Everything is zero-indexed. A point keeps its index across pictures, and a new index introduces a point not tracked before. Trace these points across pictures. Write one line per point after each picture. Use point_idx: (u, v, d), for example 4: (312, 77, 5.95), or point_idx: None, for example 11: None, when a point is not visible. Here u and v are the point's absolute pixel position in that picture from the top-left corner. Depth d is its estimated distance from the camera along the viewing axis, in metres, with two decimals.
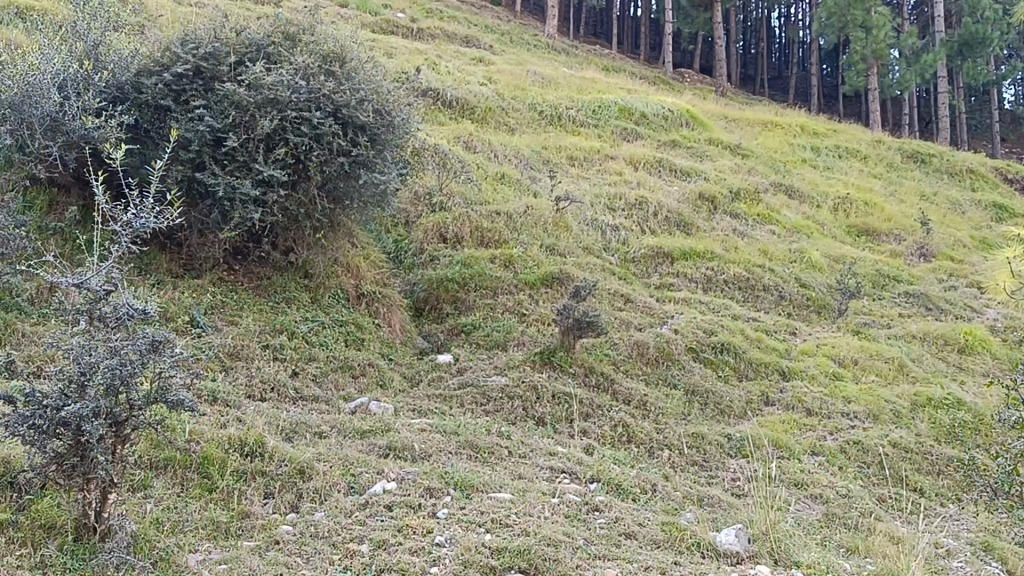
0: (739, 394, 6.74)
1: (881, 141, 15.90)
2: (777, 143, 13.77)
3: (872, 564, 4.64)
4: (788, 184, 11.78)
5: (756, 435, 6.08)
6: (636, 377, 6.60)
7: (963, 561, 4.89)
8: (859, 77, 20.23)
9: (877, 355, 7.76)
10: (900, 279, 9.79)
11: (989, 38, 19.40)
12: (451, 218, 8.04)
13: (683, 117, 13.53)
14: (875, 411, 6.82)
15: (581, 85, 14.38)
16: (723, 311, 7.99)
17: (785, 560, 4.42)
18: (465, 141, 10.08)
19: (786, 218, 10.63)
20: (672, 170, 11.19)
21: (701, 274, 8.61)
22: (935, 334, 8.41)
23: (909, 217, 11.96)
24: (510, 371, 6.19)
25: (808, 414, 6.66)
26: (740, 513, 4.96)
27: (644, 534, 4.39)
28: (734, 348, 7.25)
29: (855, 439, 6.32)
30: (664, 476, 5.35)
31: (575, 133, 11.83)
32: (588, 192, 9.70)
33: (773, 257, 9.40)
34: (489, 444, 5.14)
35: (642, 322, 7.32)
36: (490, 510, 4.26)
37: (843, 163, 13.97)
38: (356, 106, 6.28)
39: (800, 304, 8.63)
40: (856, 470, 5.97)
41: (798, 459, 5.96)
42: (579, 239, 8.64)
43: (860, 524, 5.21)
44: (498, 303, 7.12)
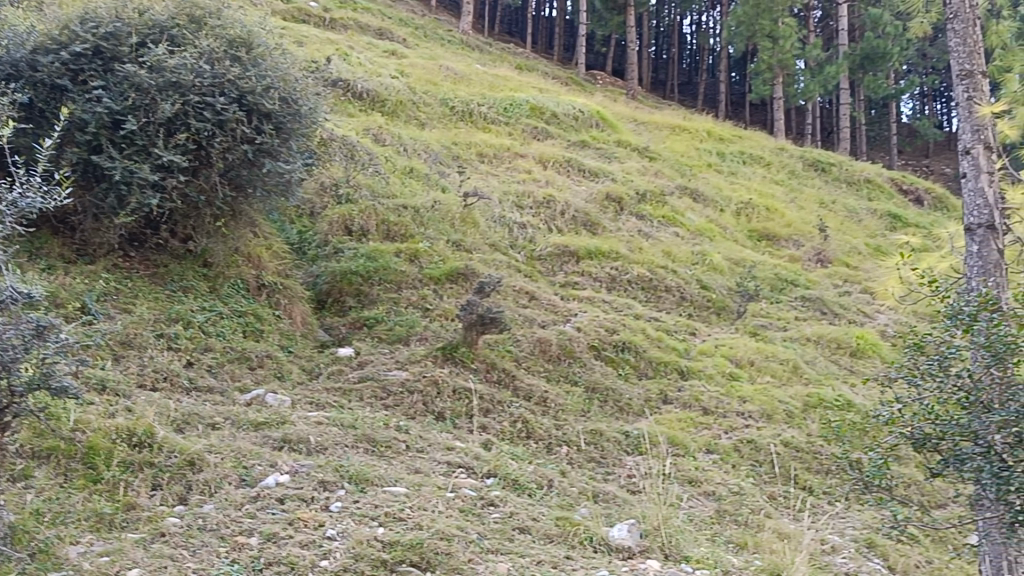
0: (639, 392, 6.81)
1: (785, 148, 16.28)
2: (685, 148, 13.97)
3: (759, 559, 4.73)
4: (694, 188, 11.96)
5: (652, 433, 6.15)
6: (538, 374, 6.62)
7: (847, 557, 5.02)
8: (765, 85, 20.68)
9: (772, 356, 7.94)
10: (798, 283, 10.03)
11: (889, 54, 20.01)
12: (357, 210, 7.94)
13: (593, 118, 13.62)
14: (769, 410, 6.97)
15: (493, 82, 14.36)
16: (626, 310, 8.06)
17: (674, 555, 4.49)
18: (374, 133, 9.98)
19: (689, 221, 10.78)
20: (581, 169, 11.26)
21: (605, 273, 8.67)
22: (828, 337, 8.64)
23: (808, 223, 12.27)
24: (411, 366, 6.13)
25: (703, 412, 6.78)
26: (633, 509, 5.00)
27: (537, 529, 4.39)
28: (635, 347, 7.32)
29: (748, 438, 6.44)
30: (560, 472, 5.37)
31: (485, 130, 11.82)
32: (496, 189, 9.69)
33: (676, 258, 9.53)
34: (386, 439, 5.08)
35: (545, 319, 7.34)
36: (384, 503, 4.22)
37: (747, 169, 14.25)
38: (261, 93, 6.17)
39: (700, 305, 8.77)
40: (748, 468, 6.09)
41: (692, 457, 6.06)
42: (486, 235, 8.61)
43: (750, 521, 5.31)
44: (402, 297, 7.07)
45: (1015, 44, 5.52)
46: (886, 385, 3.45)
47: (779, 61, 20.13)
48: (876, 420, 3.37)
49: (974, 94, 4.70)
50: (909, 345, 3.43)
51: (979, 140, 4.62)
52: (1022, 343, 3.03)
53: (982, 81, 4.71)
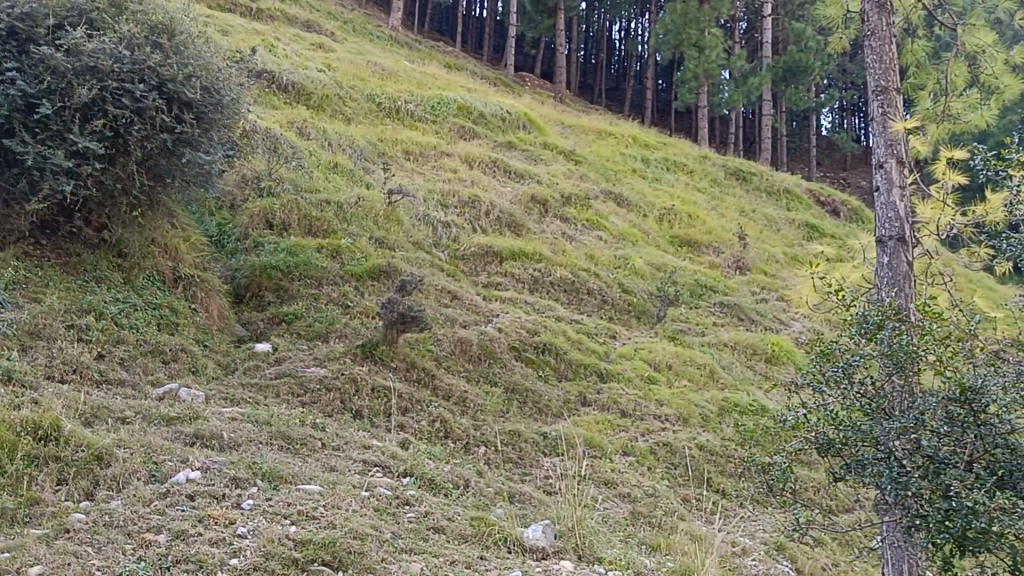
0: (558, 393, 6.85)
1: (707, 156, 16.52)
2: (610, 152, 14.08)
3: (671, 560, 4.79)
4: (617, 193, 12.07)
5: (570, 434, 6.18)
6: (457, 374, 6.60)
7: (757, 559, 5.12)
8: (690, 93, 20.96)
9: (689, 360, 8.05)
10: (716, 289, 10.19)
11: (811, 67, 20.43)
12: (279, 204, 7.83)
13: (520, 119, 13.64)
14: (685, 414, 7.06)
15: (421, 80, 14.30)
16: (547, 311, 8.10)
17: (588, 556, 4.52)
18: (298, 126, 9.86)
19: (612, 225, 10.88)
20: (506, 170, 11.27)
21: (528, 275, 8.70)
22: (744, 343, 8.79)
23: (728, 231, 12.47)
24: (329, 363, 6.07)
25: (621, 415, 6.85)
26: (549, 510, 5.03)
27: (452, 529, 4.38)
28: (556, 348, 7.35)
29: (665, 441, 6.52)
30: (477, 472, 5.36)
31: (412, 128, 11.76)
32: (421, 187, 9.64)
33: (599, 262, 9.60)
34: (302, 436, 5.02)
35: (466, 319, 7.32)
36: (297, 501, 4.16)
37: (670, 175, 14.43)
38: (182, 82, 6.05)
39: (621, 309, 8.86)
40: (663, 470, 6.17)
41: (609, 459, 6.11)
42: (410, 233, 8.55)
43: (663, 523, 5.37)
44: (322, 294, 6.99)
45: (929, 63, 5.67)
46: (792, 391, 3.51)
47: (704, 71, 20.46)
48: (782, 424, 3.40)
49: (889, 110, 4.83)
50: (815, 353, 3.51)
51: (892, 154, 4.75)
52: (923, 353, 3.11)
53: (896, 98, 4.84)
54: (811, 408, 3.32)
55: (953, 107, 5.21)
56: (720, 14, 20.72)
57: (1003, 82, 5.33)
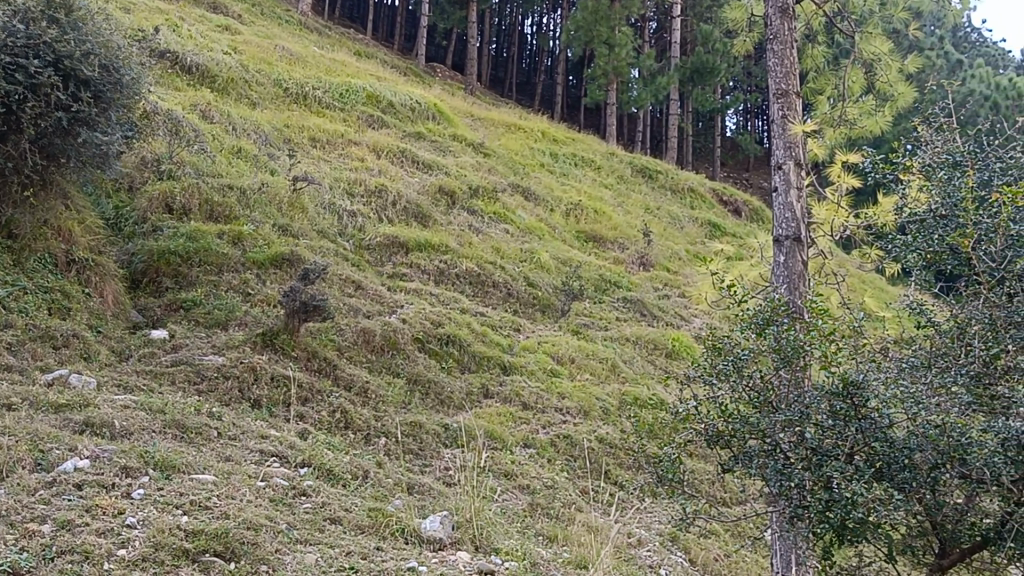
0: (461, 385, 6.84)
1: (615, 153, 16.70)
2: (519, 146, 14.13)
3: (568, 552, 4.84)
4: (526, 186, 12.12)
5: (471, 426, 6.19)
6: (359, 364, 6.53)
7: (651, 550, 5.22)
8: (599, 90, 21.14)
9: (592, 354, 8.14)
10: (620, 285, 10.31)
11: (717, 69, 20.76)
12: (179, 188, 7.64)
13: (430, 110, 13.57)
14: (586, 407, 7.13)
15: (330, 66, 14.13)
16: (452, 303, 8.08)
17: (484, 547, 4.54)
18: (201, 109, 9.65)
19: (519, 219, 10.91)
20: (414, 160, 11.20)
21: (433, 266, 8.66)
22: (645, 338, 8.93)
23: (633, 227, 12.63)
24: (227, 351, 5.95)
25: (523, 407, 6.88)
26: (448, 501, 5.02)
27: (348, 520, 4.34)
28: (459, 340, 7.33)
29: (565, 433, 6.58)
30: (377, 463, 5.33)
31: (319, 115, 11.60)
32: (327, 175, 9.52)
33: (505, 255, 9.62)
34: (197, 425, 4.91)
35: (370, 309, 7.25)
36: (189, 491, 4.07)
37: (578, 171, 14.53)
38: (80, 59, 5.85)
39: (526, 302, 8.90)
40: (563, 463, 6.23)
41: (509, 450, 6.14)
42: (314, 221, 8.43)
43: (561, 515, 5.42)
44: (223, 280, 6.85)
45: (828, 68, 5.83)
46: (684, 384, 3.55)
47: (613, 68, 20.72)
48: (674, 417, 3.47)
49: (787, 113, 4.95)
50: (707, 346, 3.56)
51: (790, 156, 4.87)
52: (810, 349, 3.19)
53: (795, 102, 4.97)
54: (701, 400, 3.37)
55: (850, 113, 5.38)
56: (631, 13, 20.96)
57: (896, 90, 5.51)
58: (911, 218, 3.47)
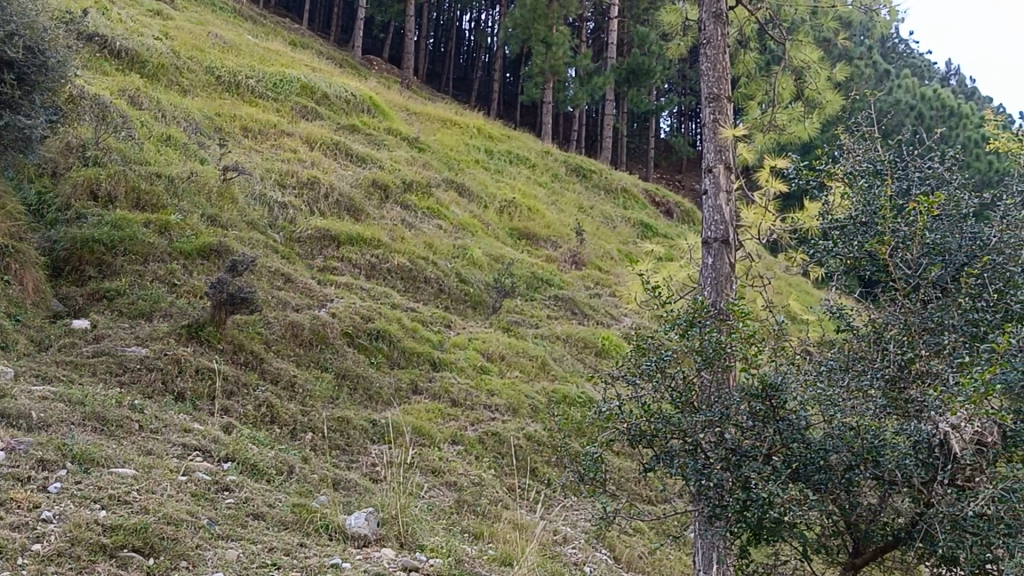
0: (389, 380, 6.81)
1: (550, 151, 16.76)
2: (454, 142, 14.10)
3: (493, 548, 4.86)
4: (460, 182, 12.10)
5: (399, 422, 6.16)
6: (287, 358, 6.45)
7: (576, 547, 5.27)
8: (535, 88, 21.19)
9: (522, 352, 8.17)
10: (552, 283, 10.35)
11: (652, 71, 20.88)
12: (105, 174, 7.47)
13: (365, 102, 13.46)
14: (515, 405, 7.15)
15: (264, 55, 13.94)
16: (383, 298, 8.04)
17: (409, 543, 4.53)
18: (129, 95, 9.46)
19: (452, 215, 10.90)
20: (348, 153, 11.10)
21: (364, 260, 8.60)
22: (576, 336, 8.99)
23: (566, 226, 12.70)
24: (151, 342, 5.83)
25: (452, 404, 6.88)
26: (373, 497, 4.99)
27: (272, 515, 4.30)
28: (389, 336, 7.28)
29: (493, 430, 6.59)
30: (302, 458, 5.28)
31: (251, 104, 11.44)
32: (258, 165, 9.39)
33: (437, 250, 9.59)
34: (118, 417, 4.80)
35: (299, 302, 7.17)
36: (109, 485, 3.98)
37: (512, 168, 14.55)
38: (3, 40, 5.67)
39: (457, 298, 8.89)
40: (490, 459, 6.24)
41: (437, 447, 6.14)
42: (244, 212, 8.31)
43: (487, 512, 5.43)
44: (148, 270, 6.71)
45: (759, 74, 5.90)
46: (606, 384, 3.51)
47: (550, 67, 20.70)
48: (595, 415, 3.44)
49: (719, 117, 5.01)
50: (630, 347, 3.54)
51: (720, 160, 4.95)
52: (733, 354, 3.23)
53: (727, 106, 5.02)
54: (623, 399, 3.36)
55: (779, 118, 5.48)
56: (569, 12, 21.03)
57: (825, 98, 5.63)
58: (833, 223, 3.55)
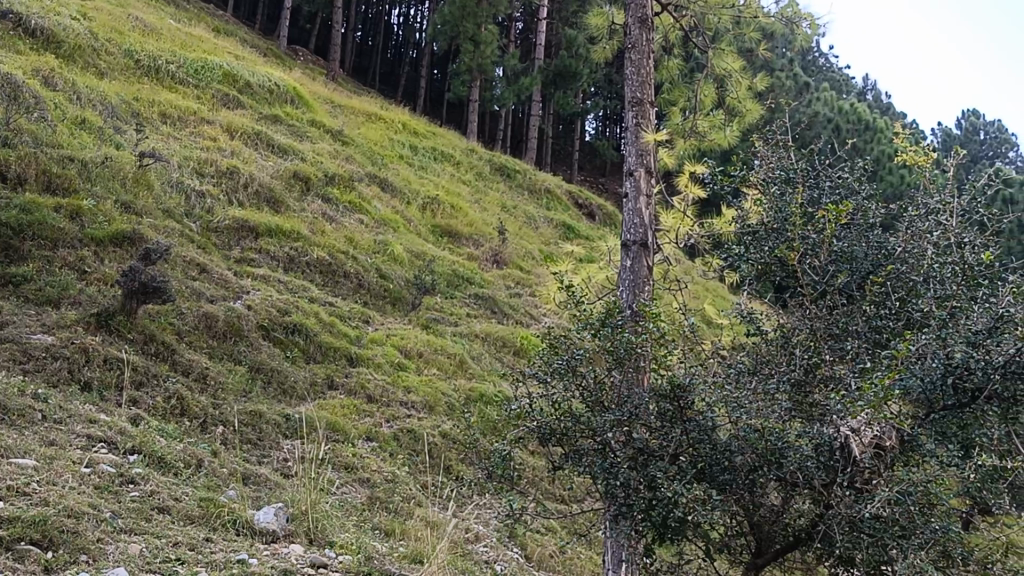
0: (305, 375, 6.72)
1: (475, 149, 16.75)
2: (379, 136, 13.99)
3: (404, 546, 4.83)
4: (382, 177, 12.01)
5: (313, 417, 6.09)
6: (199, 350, 6.31)
7: (488, 546, 5.28)
8: (462, 86, 21.15)
9: (440, 349, 8.15)
10: (473, 281, 10.35)
11: (579, 73, 21.04)
12: (15, 156, 7.23)
13: (288, 93, 13.28)
14: (431, 402, 7.13)
15: (186, 41, 13.65)
16: (300, 292, 7.93)
17: (319, 540, 4.48)
18: (43, 76, 9.19)
19: (375, 209, 10.82)
20: (269, 144, 10.94)
21: (282, 253, 8.48)
22: (495, 335, 9.00)
23: (488, 225, 12.70)
24: (58, 331, 5.66)
25: (368, 400, 6.83)
26: (284, 493, 4.92)
27: (177, 509, 4.21)
28: (306, 330, 7.19)
29: (409, 427, 6.57)
30: (211, 451, 5.17)
31: (171, 90, 11.21)
32: (176, 153, 9.19)
33: (358, 245, 9.50)
34: (20, 406, 4.65)
35: (214, 293, 7.03)
36: (6, 475, 3.84)
37: (436, 165, 14.51)
38: None
39: (377, 294, 8.83)
40: (405, 457, 6.21)
41: (351, 443, 6.08)
42: (160, 200, 8.12)
43: (400, 509, 5.40)
44: (57, 256, 6.52)
45: (682, 81, 5.96)
46: (519, 381, 3.51)
47: (478, 65, 20.68)
48: (506, 412, 3.44)
49: (641, 121, 5.05)
50: (543, 345, 3.54)
51: (641, 164, 4.99)
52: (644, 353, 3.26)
53: (649, 110, 5.08)
54: (534, 398, 3.36)
55: (700, 125, 5.55)
56: (498, 12, 21.04)
57: (745, 107, 5.72)
58: (745, 228, 3.61)
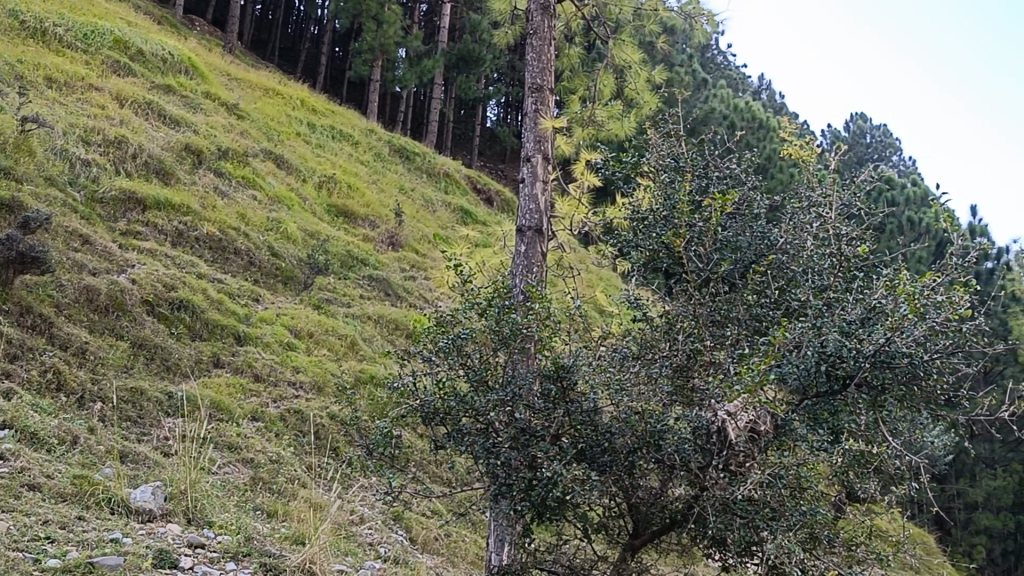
0: (190, 352, 6.55)
1: (374, 129, 16.57)
2: (275, 112, 13.71)
3: (286, 527, 4.76)
4: (278, 154, 11.79)
5: (198, 395, 5.94)
6: (79, 324, 6.08)
7: (373, 529, 5.26)
8: (363, 66, 20.87)
9: (331, 330, 8.05)
10: (367, 262, 10.26)
11: (482, 59, 21.09)
12: None
13: (182, 64, 12.90)
14: (320, 383, 7.06)
15: (75, 3, 13.12)
16: (188, 267, 7.72)
17: (197, 520, 4.38)
18: None
19: (268, 186, 10.62)
20: (161, 114, 10.61)
21: (171, 226, 8.24)
22: (388, 317, 8.94)
23: (385, 206, 12.60)
24: None
25: (254, 379, 6.71)
26: (163, 472, 4.79)
27: (49, 486, 4.06)
28: (192, 306, 7.00)
29: (296, 408, 6.48)
30: (88, 428, 5.00)
31: (58, 54, 10.76)
32: (61, 119, 8.83)
33: (250, 221, 9.30)
34: None
35: (97, 266, 6.78)
36: None
37: (334, 144, 14.31)
38: None
39: (268, 272, 8.68)
40: (291, 438, 6.13)
41: (236, 423, 5.97)
42: (42, 166, 7.78)
43: (284, 490, 5.32)
44: None
45: (582, 70, 6.00)
46: (403, 360, 3.48)
47: (380, 45, 20.43)
48: (389, 391, 3.41)
49: (540, 107, 5.07)
50: (429, 324, 3.52)
51: (539, 150, 5.01)
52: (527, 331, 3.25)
53: (548, 97, 5.10)
54: (418, 376, 3.35)
55: (598, 115, 5.59)
56: None
57: (642, 99, 5.79)
58: (634, 214, 3.65)
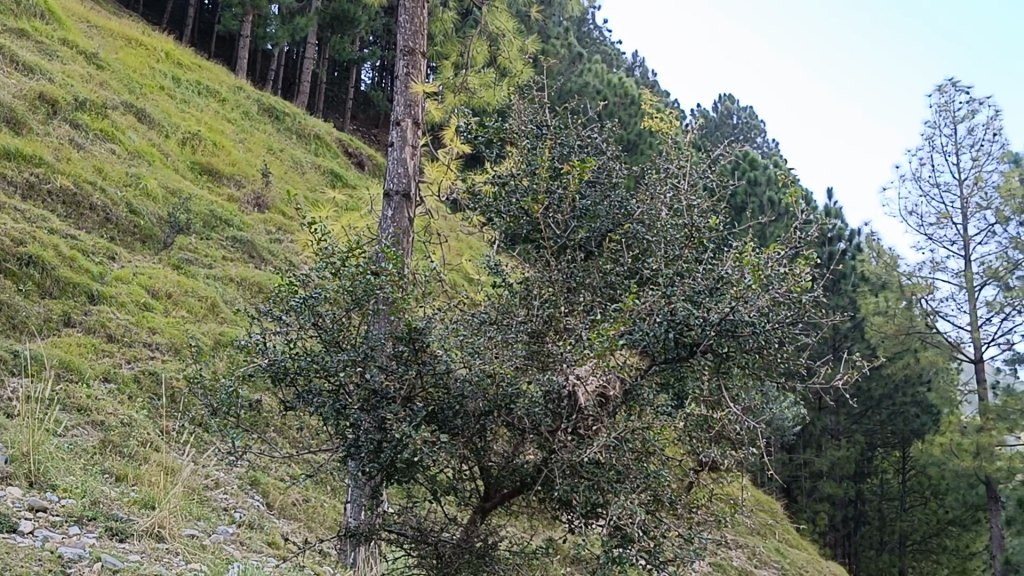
0: (38, 311, 6.26)
1: (242, 86, 16.11)
2: (138, 64, 13.16)
3: (136, 491, 4.61)
4: (140, 107, 11.33)
5: (46, 355, 5.69)
6: None
7: (230, 494, 5.17)
8: (234, 20, 20.23)
9: (191, 291, 7.83)
10: (231, 223, 10.01)
11: (357, 20, 20.58)
12: None
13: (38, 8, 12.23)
14: (177, 345, 6.86)
15: None
16: (39, 222, 7.36)
17: (40, 483, 4.20)
18: None
19: (128, 140, 10.21)
20: (13, 59, 10.04)
21: (22, 178, 7.83)
22: (251, 279, 8.75)
23: (252, 166, 12.29)
24: None
25: (107, 340, 6.47)
26: (5, 433, 4.56)
27: None
28: (43, 263, 6.67)
29: (150, 369, 6.28)
30: None
31: None
32: None
33: (108, 176, 8.93)
34: None
35: None
36: None
37: (200, 100, 13.83)
38: None
39: (125, 230, 8.36)
40: (144, 400, 5.94)
41: (87, 384, 5.75)
42: None
43: (135, 454, 5.15)
44: None
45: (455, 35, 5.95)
46: (253, 318, 3.40)
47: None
48: (236, 348, 3.30)
49: (411, 70, 5.01)
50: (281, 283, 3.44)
51: (408, 114, 4.94)
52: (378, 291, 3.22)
53: (419, 60, 5.04)
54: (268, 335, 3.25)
55: (470, 81, 5.58)
56: None
57: (515, 68, 5.77)
58: (495, 179, 3.68)
